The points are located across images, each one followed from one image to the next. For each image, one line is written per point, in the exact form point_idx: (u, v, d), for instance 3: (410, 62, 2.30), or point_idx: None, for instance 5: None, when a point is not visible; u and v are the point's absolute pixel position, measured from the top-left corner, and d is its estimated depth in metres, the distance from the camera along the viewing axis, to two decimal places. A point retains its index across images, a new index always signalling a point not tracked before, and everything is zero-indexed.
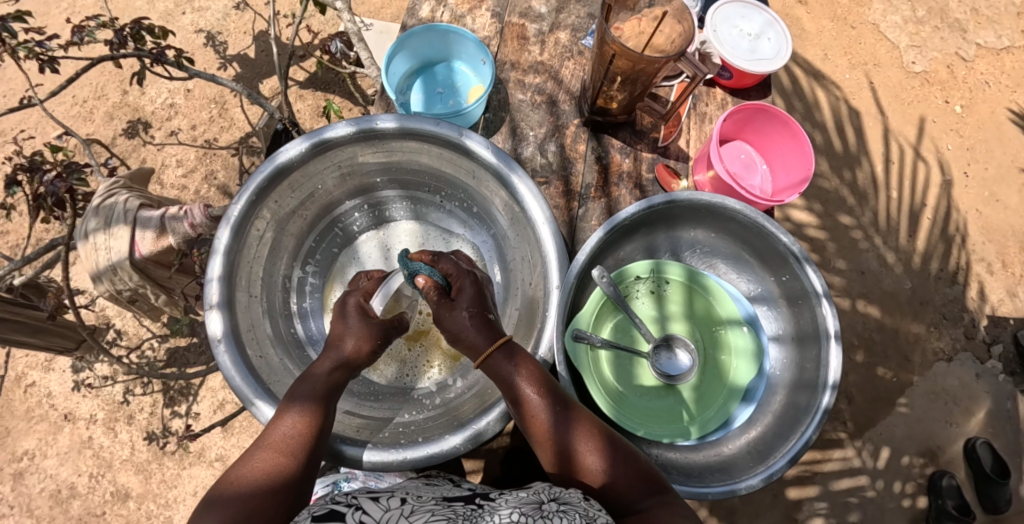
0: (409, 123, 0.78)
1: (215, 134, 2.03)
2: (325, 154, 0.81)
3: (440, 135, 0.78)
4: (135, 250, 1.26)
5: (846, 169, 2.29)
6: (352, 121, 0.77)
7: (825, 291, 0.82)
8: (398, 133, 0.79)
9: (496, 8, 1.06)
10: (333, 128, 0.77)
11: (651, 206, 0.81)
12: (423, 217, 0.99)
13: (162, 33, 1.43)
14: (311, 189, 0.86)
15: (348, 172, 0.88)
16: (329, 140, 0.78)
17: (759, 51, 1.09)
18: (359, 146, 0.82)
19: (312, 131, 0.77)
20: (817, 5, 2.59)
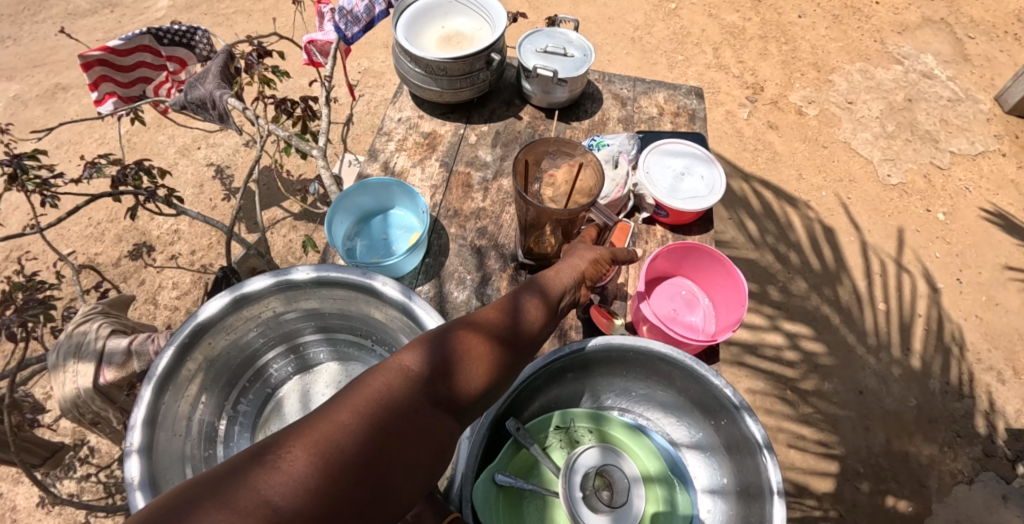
0: (322, 272, 0.86)
1: (211, 259, 2.14)
2: (250, 303, 0.87)
3: (355, 281, 0.86)
4: (101, 377, 1.28)
5: (826, 285, 2.31)
6: (271, 273, 0.86)
7: (767, 442, 0.78)
8: (313, 283, 0.87)
9: (445, 158, 1.17)
10: (252, 283, 0.86)
11: (556, 358, 0.84)
12: (347, 360, 1.02)
13: (160, 172, 1.54)
14: (236, 339, 0.91)
15: (272, 319, 0.93)
16: (248, 294, 0.86)
17: (693, 190, 1.15)
18: (282, 295, 0.89)
19: (232, 287, 0.85)
20: (788, 129, 2.75)
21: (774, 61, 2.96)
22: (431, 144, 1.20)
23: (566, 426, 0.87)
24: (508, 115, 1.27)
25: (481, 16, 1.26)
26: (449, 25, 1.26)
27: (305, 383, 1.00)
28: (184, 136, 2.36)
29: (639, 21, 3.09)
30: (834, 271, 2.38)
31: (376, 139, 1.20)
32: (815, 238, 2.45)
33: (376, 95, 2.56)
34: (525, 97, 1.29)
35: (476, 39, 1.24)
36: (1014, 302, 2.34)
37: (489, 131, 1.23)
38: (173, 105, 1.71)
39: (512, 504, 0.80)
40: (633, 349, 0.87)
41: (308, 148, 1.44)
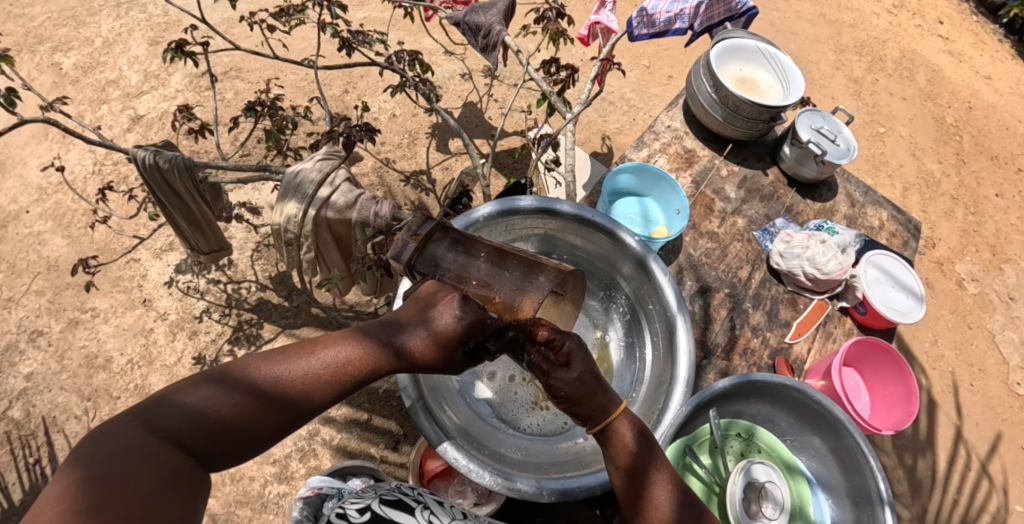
0: (584, 212, 0.98)
1: (395, 157, 2.26)
2: (522, 216, 1.00)
3: (624, 233, 0.97)
4: (325, 207, 1.42)
5: (910, 452, 2.24)
6: (539, 198, 0.98)
7: None
8: (572, 218, 0.99)
9: (697, 178, 1.29)
10: (521, 200, 0.98)
11: (748, 381, 0.94)
12: None
13: (428, 68, 1.69)
14: (490, 241, 1.04)
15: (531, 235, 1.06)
16: (515, 208, 0.98)
17: (896, 301, 1.22)
18: (548, 219, 1.01)
19: (505, 199, 0.98)
20: (940, 294, 2.68)
21: (956, 226, 2.87)
22: (688, 160, 1.31)
23: (745, 436, 0.98)
24: (757, 167, 1.35)
25: (781, 79, 1.35)
26: (748, 72, 1.37)
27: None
28: (415, 45, 2.42)
29: None
30: (923, 442, 2.30)
31: (645, 133, 1.35)
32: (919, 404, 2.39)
33: None
34: (777, 159, 1.37)
35: (765, 94, 1.32)
36: None
37: (739, 173, 1.32)
38: (449, 18, 1.86)
39: (678, 463, 0.93)
40: (820, 406, 0.96)
41: (563, 111, 1.53)
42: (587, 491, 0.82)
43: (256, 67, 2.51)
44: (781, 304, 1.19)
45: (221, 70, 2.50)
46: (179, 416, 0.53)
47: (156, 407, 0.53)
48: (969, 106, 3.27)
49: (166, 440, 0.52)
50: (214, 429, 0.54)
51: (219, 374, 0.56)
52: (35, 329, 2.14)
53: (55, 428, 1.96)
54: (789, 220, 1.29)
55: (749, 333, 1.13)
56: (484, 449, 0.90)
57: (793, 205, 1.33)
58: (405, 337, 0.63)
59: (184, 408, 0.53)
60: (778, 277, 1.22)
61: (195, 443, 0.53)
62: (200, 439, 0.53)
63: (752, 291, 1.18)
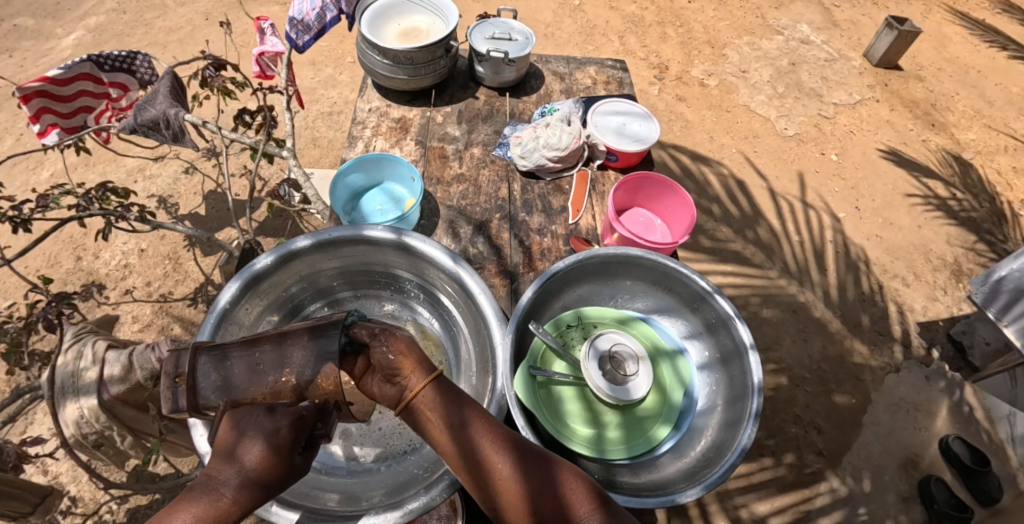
0: (322, 236, 0.97)
1: (170, 288, 2.06)
2: (272, 275, 0.97)
3: (374, 233, 0.98)
4: (104, 390, 1.23)
5: (748, 228, 2.58)
6: (272, 250, 0.95)
7: (736, 314, 0.98)
8: (315, 247, 0.98)
9: (419, 137, 1.32)
10: (257, 262, 0.94)
11: (550, 277, 1.00)
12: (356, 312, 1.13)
13: (127, 192, 1.57)
14: (260, 314, 0.99)
15: (299, 283, 1.03)
16: (256, 273, 0.94)
17: (636, 134, 1.35)
18: (297, 262, 0.99)
19: (240, 271, 0.93)
20: (696, 100, 3.07)
21: (675, 43, 3.29)
22: (403, 127, 1.34)
23: (575, 326, 1.04)
24: (465, 97, 1.42)
25: (435, 13, 1.41)
26: (406, 23, 1.40)
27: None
28: (117, 172, 2.17)
29: (552, 20, 3.33)
30: (752, 215, 2.67)
31: (352, 128, 1.33)
32: (731, 190, 2.76)
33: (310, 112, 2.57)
34: (478, 80, 1.44)
35: (430, 33, 1.38)
36: (904, 217, 2.73)
37: (453, 111, 1.38)
38: (122, 129, 1.69)
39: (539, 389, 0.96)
40: (620, 258, 1.05)
41: (276, 151, 1.48)
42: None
43: None
44: (550, 196, 1.27)
45: None
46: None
47: None
48: None
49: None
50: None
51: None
52: None
53: None
54: (516, 125, 1.37)
55: (539, 235, 1.20)
56: (372, 500, 0.87)
57: (514, 109, 1.43)
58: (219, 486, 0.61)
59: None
60: (534, 176, 1.30)
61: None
62: None
63: (520, 200, 1.25)
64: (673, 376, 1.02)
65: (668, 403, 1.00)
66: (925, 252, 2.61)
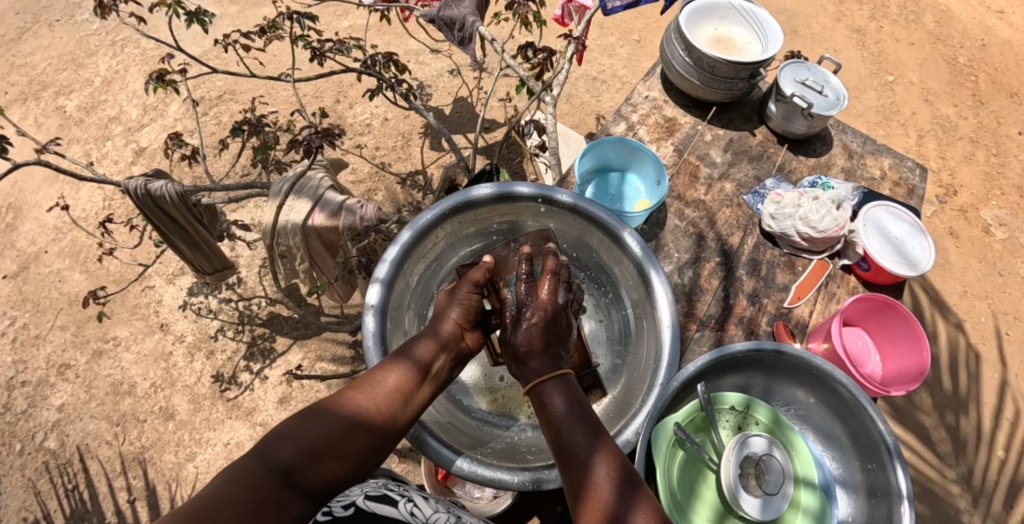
0: (582, 204, 0.94)
1: (391, 160, 2.27)
2: (491, 205, 0.98)
3: (590, 214, 0.95)
4: (311, 218, 1.44)
5: (953, 410, 2.10)
6: (537, 185, 0.94)
7: (909, 494, 0.82)
8: (569, 208, 0.95)
9: (679, 145, 1.23)
10: (520, 186, 0.95)
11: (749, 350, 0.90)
12: None
13: (404, 68, 1.68)
14: (490, 222, 1.02)
15: (505, 227, 1.04)
16: (514, 193, 0.95)
17: (904, 255, 1.15)
18: (514, 205, 0.99)
19: (504, 183, 0.95)
20: (968, 243, 2.56)
21: (979, 170, 2.74)
22: (670, 128, 1.26)
23: (745, 412, 0.91)
24: (745, 128, 1.30)
25: (761, 33, 1.28)
26: (723, 31, 1.31)
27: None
28: (399, 46, 2.42)
29: (849, 83, 2.95)
30: (981, 403, 2.15)
31: (623, 106, 1.29)
32: (958, 359, 2.25)
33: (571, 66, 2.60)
34: (765, 117, 1.32)
35: (743, 51, 1.26)
36: None
37: (724, 136, 1.27)
38: (424, 15, 1.87)
39: (674, 453, 0.87)
40: (820, 371, 0.92)
41: (540, 93, 1.53)
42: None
43: (247, 87, 2.55)
44: (777, 268, 1.13)
45: (214, 94, 2.54)
46: (279, 453, 0.57)
47: (286, 438, 0.59)
48: (982, 43, 3.12)
49: (281, 472, 0.56)
50: (311, 465, 0.59)
51: (318, 413, 0.62)
52: (63, 363, 2.20)
53: (89, 454, 2.02)
54: (780, 180, 1.23)
55: (746, 301, 1.08)
56: (484, 448, 0.86)
57: (785, 163, 1.28)
58: (427, 349, 0.74)
59: (291, 451, 0.58)
60: (772, 239, 1.16)
61: (302, 468, 0.58)
62: (317, 468, 0.59)
63: (745, 257, 1.13)
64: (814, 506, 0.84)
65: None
66: None
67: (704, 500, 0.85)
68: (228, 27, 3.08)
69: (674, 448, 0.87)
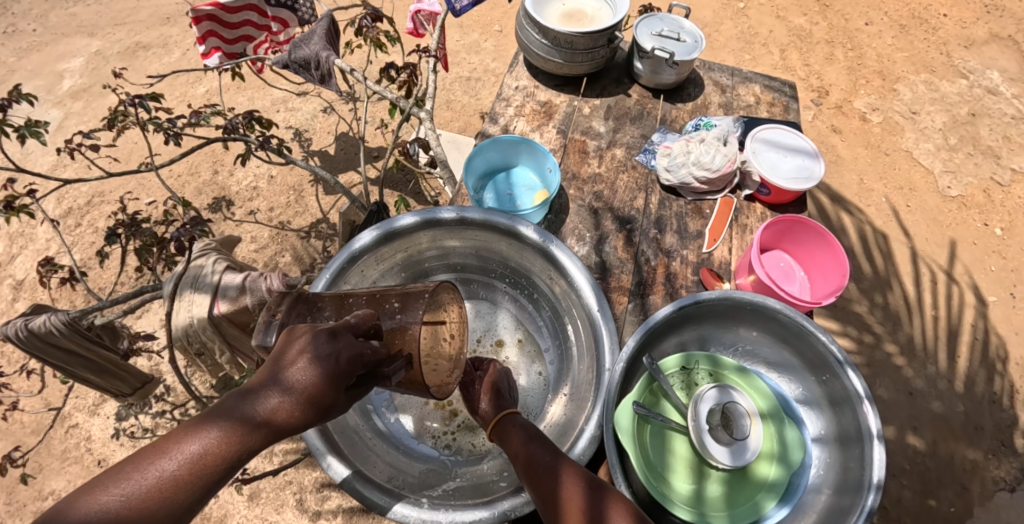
0: (466, 214, 0.90)
1: (290, 217, 2.20)
2: (381, 248, 0.91)
3: (480, 220, 0.91)
4: (215, 307, 1.36)
5: (877, 293, 2.31)
6: (417, 212, 0.89)
7: (867, 393, 0.85)
8: (457, 222, 0.91)
9: (561, 126, 1.22)
10: (400, 219, 0.90)
11: (680, 310, 0.88)
12: (475, 294, 1.04)
13: (269, 124, 1.59)
14: (387, 269, 0.96)
15: (404, 263, 0.98)
16: (396, 229, 0.90)
17: (797, 169, 1.18)
18: (405, 239, 0.93)
19: (382, 222, 0.89)
20: (851, 135, 2.76)
21: (841, 67, 2.95)
22: (547, 112, 1.24)
23: (690, 368, 0.90)
24: (617, 91, 1.31)
25: None
26: (572, 4, 1.29)
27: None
28: (263, 99, 2.40)
29: (707, 18, 3.08)
30: (903, 276, 2.41)
31: (495, 102, 1.26)
32: (868, 243, 2.47)
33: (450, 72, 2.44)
34: (634, 76, 1.34)
35: (595, 20, 1.26)
36: None
37: (601, 105, 1.27)
38: (277, 63, 1.79)
39: (641, 431, 0.83)
40: (752, 306, 0.93)
41: (414, 111, 1.51)
42: None
43: (115, 185, 2.36)
44: (687, 218, 1.15)
45: (82, 201, 2.33)
46: None
47: None
48: None
49: None
50: None
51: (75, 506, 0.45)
52: None
53: None
54: (666, 132, 1.24)
55: (669, 259, 1.08)
56: (451, 493, 0.81)
57: (666, 115, 1.30)
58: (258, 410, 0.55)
59: None
60: (675, 192, 1.18)
61: None
62: None
63: (655, 216, 1.13)
64: (785, 441, 0.84)
65: (785, 467, 0.83)
66: None
67: (678, 467, 0.83)
68: (75, 126, 2.83)
69: (640, 426, 0.83)
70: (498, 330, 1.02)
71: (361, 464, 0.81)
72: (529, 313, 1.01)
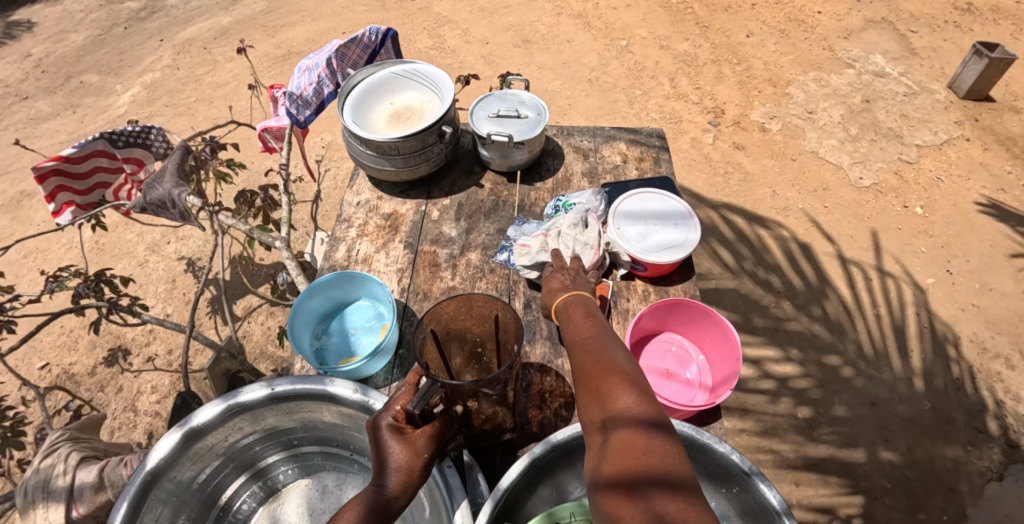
0: (274, 389, 0.81)
1: (189, 356, 2.11)
2: (188, 451, 0.81)
3: (294, 393, 0.81)
4: (73, 508, 1.20)
5: (812, 304, 2.28)
6: (218, 401, 0.81)
7: (785, 507, 0.73)
8: (267, 402, 0.83)
9: (409, 239, 1.13)
10: (201, 414, 0.80)
11: (532, 463, 0.75)
12: (313, 469, 0.95)
13: (126, 279, 1.48)
14: (202, 471, 0.85)
15: (222, 456, 0.86)
16: (198, 427, 0.80)
17: (668, 240, 1.09)
18: (215, 435, 0.83)
19: (181, 423, 0.80)
20: (754, 147, 2.78)
21: (731, 83, 3.02)
22: (393, 226, 1.15)
23: (562, 523, 0.74)
24: (469, 184, 1.23)
25: (431, 88, 1.23)
26: (399, 102, 1.22)
27: (273, 512, 0.92)
28: (154, 230, 2.37)
29: (593, 62, 3.12)
30: (836, 278, 2.37)
31: (337, 227, 1.16)
32: (794, 254, 2.45)
33: (340, 169, 2.40)
34: (484, 163, 1.26)
35: (425, 112, 1.19)
36: (1009, 282, 2.39)
37: (451, 204, 1.19)
38: (133, 207, 1.67)
39: None
40: None
41: (271, 239, 1.40)
42: None
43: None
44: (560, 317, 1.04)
45: None
46: None
47: None
48: None
49: None
50: None
51: None
52: None
53: None
54: (524, 221, 1.15)
55: (540, 374, 0.98)
56: None
57: (524, 199, 1.22)
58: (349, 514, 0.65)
59: None
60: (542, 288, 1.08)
61: None
62: None
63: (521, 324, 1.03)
64: None
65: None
66: None
67: None
68: None
69: None
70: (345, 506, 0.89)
71: None
72: None
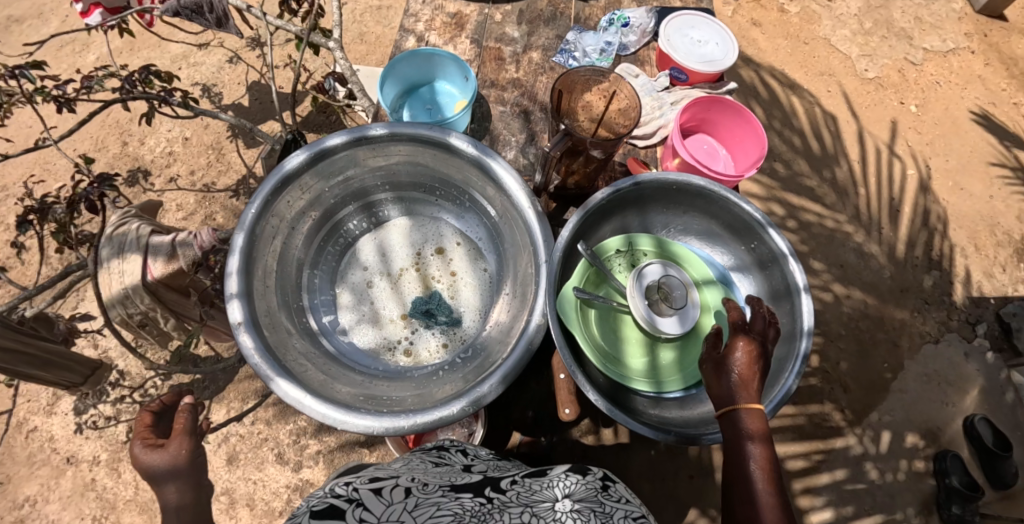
0: (399, 129, 0.87)
1: (213, 178, 2.17)
2: (316, 169, 0.89)
3: (411, 135, 0.88)
4: (147, 273, 1.29)
5: (826, 165, 2.44)
6: (347, 131, 0.86)
7: (790, 250, 0.89)
8: (390, 139, 0.89)
9: (474, 36, 1.19)
10: (330, 139, 0.86)
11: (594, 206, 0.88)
12: (417, 211, 1.07)
13: (170, 76, 1.48)
14: (322, 188, 0.95)
15: (340, 181, 0.95)
16: (327, 149, 0.87)
17: (710, 53, 1.19)
18: (342, 157, 0.90)
19: (312, 143, 0.86)
20: (771, 26, 2.81)
21: None
22: (458, 23, 1.21)
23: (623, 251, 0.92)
24: None
25: None
26: None
27: (377, 238, 1.06)
28: (164, 56, 2.29)
29: None
30: (832, 156, 2.51)
31: (403, 20, 1.21)
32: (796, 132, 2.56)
33: (358, 3, 2.33)
34: None
35: None
36: (977, 185, 2.55)
37: (513, 9, 1.24)
38: (164, 11, 1.59)
39: (584, 316, 0.88)
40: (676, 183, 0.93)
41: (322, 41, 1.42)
42: (524, 354, 0.78)
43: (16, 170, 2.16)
44: None
45: None
46: None
47: None
48: None
49: None
50: None
51: None
52: None
53: None
54: (581, 29, 1.22)
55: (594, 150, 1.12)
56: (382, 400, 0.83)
57: (579, 12, 1.27)
58: None
59: None
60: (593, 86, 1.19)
61: None
62: None
63: None
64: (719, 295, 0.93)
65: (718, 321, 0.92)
66: (991, 225, 2.46)
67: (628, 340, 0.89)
68: None
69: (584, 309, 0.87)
70: (436, 242, 1.06)
71: (312, 385, 0.80)
72: (465, 220, 1.06)
